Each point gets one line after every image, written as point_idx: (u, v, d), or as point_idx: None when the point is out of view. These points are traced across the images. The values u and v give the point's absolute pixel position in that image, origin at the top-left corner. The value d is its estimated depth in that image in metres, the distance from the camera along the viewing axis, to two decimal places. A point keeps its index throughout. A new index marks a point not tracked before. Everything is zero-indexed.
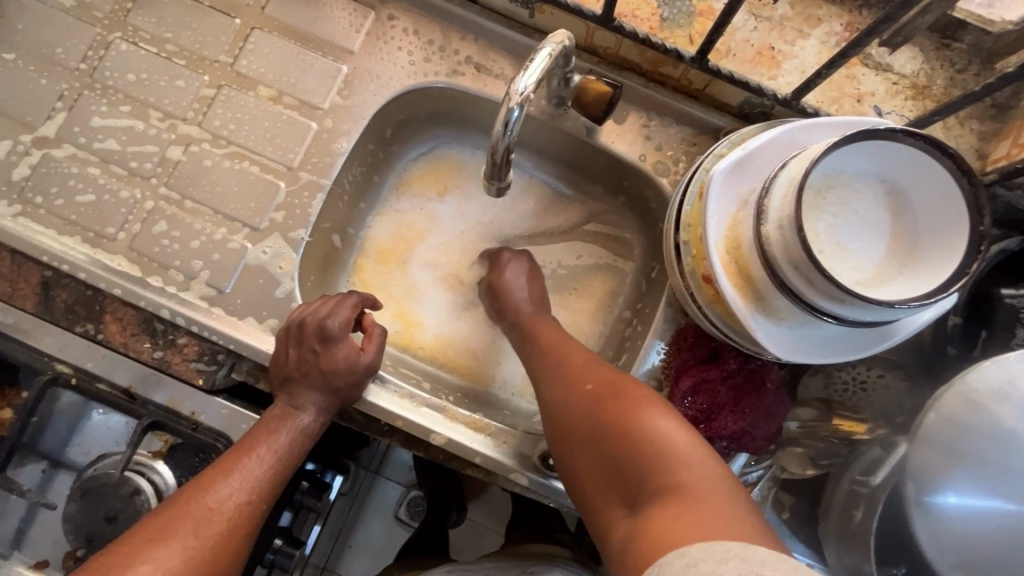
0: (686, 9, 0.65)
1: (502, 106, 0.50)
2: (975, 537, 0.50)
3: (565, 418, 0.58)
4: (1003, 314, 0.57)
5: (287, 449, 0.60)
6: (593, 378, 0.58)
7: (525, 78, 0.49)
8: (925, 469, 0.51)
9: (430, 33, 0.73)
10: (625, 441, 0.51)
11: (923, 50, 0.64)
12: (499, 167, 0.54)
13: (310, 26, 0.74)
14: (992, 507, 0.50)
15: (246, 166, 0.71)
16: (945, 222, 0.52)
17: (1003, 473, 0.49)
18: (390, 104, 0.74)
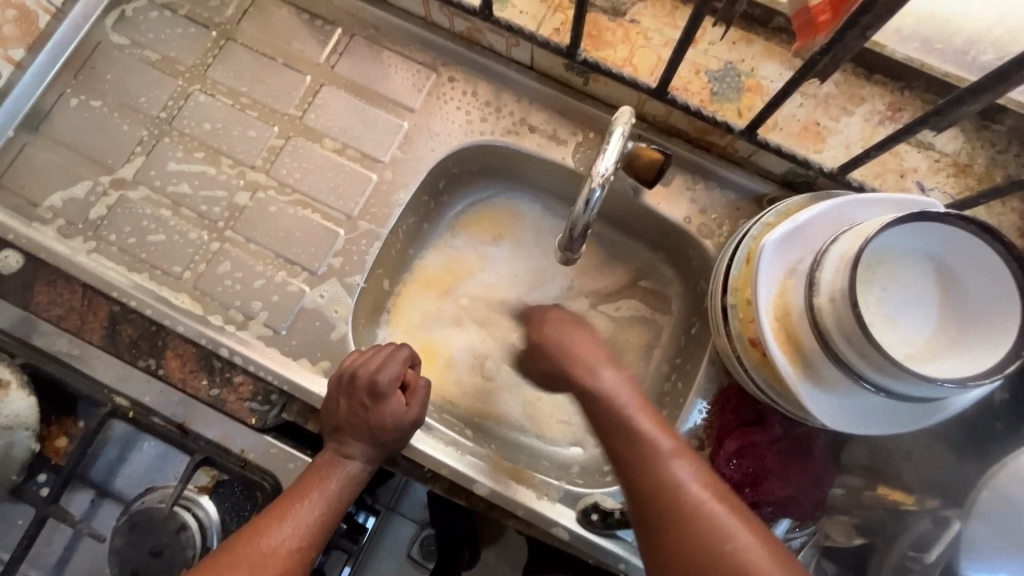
0: (735, 85, 0.69)
1: (584, 185, 0.54)
2: None
3: (664, 508, 0.49)
4: None
5: (338, 496, 0.61)
6: (698, 474, 0.51)
7: (604, 162, 0.54)
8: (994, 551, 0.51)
9: (488, 96, 0.78)
10: (743, 561, 0.45)
11: (964, 131, 0.67)
12: (575, 240, 0.58)
13: (376, 86, 0.78)
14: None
15: (308, 212, 0.75)
16: (996, 302, 0.53)
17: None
18: (446, 159, 0.78)
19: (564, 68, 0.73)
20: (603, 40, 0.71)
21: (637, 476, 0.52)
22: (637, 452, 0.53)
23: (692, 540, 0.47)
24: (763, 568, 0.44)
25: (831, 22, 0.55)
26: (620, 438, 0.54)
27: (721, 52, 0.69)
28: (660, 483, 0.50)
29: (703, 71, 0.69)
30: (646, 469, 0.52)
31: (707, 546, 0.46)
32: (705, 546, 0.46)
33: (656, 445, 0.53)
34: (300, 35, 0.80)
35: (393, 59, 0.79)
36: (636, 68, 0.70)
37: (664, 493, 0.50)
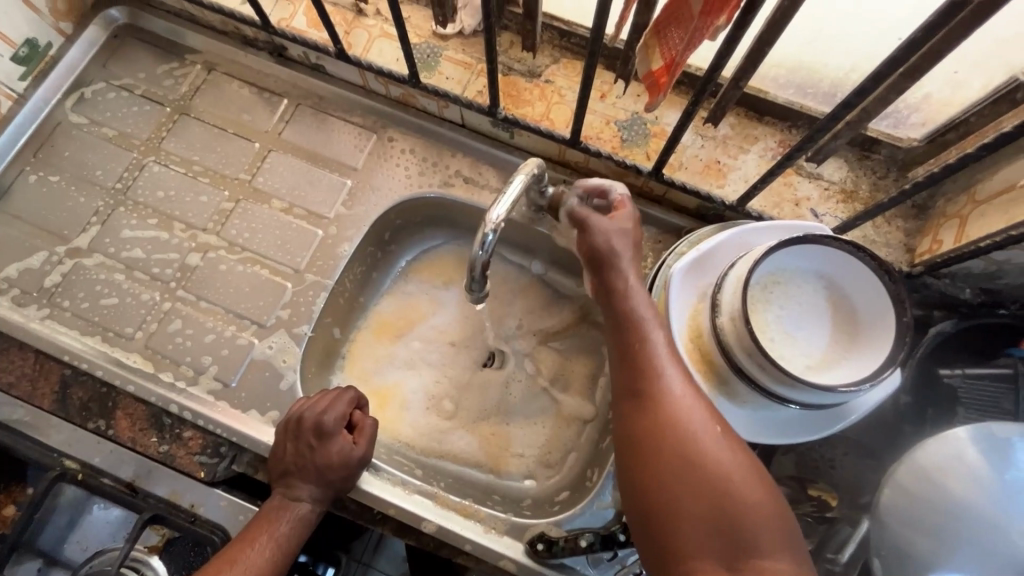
0: (642, 132, 0.77)
1: (480, 231, 0.59)
2: None
3: (661, 438, 0.52)
4: (945, 392, 0.65)
5: (288, 541, 0.63)
6: (707, 411, 0.53)
7: (499, 208, 0.59)
8: (907, 555, 0.54)
9: (425, 152, 0.84)
10: (732, 485, 0.49)
11: (847, 160, 0.74)
12: (479, 280, 0.62)
13: (320, 148, 0.84)
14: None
15: (257, 268, 0.79)
16: (877, 310, 0.59)
17: (981, 552, 0.51)
18: (388, 212, 0.84)
19: (491, 125, 0.80)
20: (521, 98, 0.78)
21: (645, 411, 0.54)
22: (653, 397, 0.54)
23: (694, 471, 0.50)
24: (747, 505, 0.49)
25: (671, 84, 0.53)
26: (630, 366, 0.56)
27: (627, 104, 0.77)
28: (673, 421, 0.52)
29: (613, 121, 0.77)
30: (662, 412, 0.53)
31: (708, 480, 0.49)
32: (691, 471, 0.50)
33: (668, 382, 0.55)
34: (249, 106, 0.86)
35: (336, 122, 0.86)
36: (553, 121, 0.78)
37: (659, 422, 0.53)
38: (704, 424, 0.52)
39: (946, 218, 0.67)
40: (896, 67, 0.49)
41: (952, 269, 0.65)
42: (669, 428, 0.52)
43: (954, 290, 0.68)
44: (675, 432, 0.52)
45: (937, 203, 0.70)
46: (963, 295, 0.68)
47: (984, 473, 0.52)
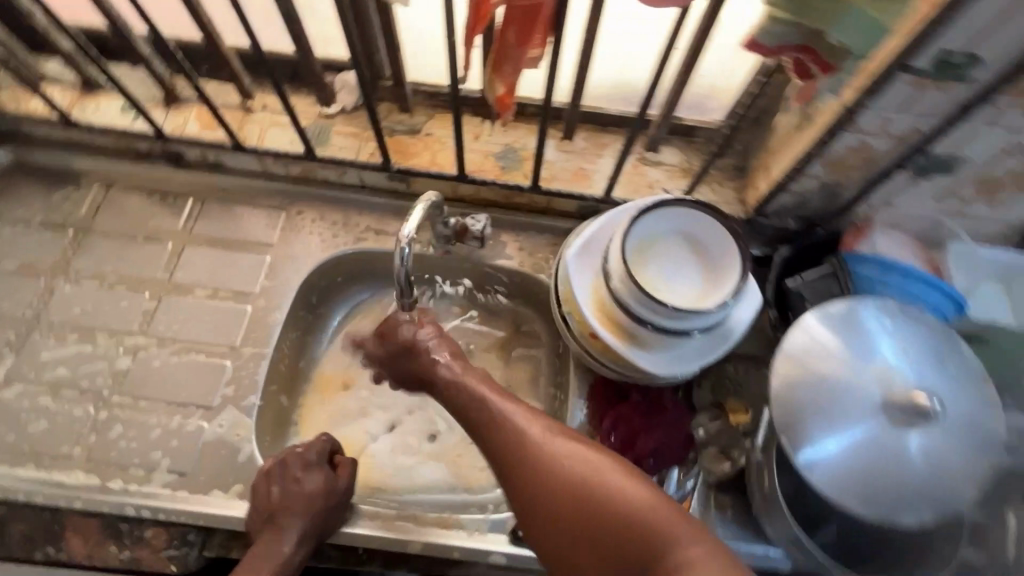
0: (516, 158, 0.91)
1: (395, 245, 0.67)
2: (856, 470, 0.63)
3: (534, 478, 0.60)
4: (793, 297, 0.80)
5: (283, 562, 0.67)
6: (560, 438, 0.62)
7: (406, 226, 0.67)
8: (803, 429, 0.65)
9: (334, 216, 0.93)
10: (627, 505, 0.55)
11: (678, 145, 0.92)
12: (406, 288, 0.71)
13: (234, 234, 0.90)
14: (873, 429, 0.64)
15: (192, 356, 0.81)
16: (722, 247, 0.75)
17: (859, 402, 0.64)
18: (311, 276, 0.90)
19: (388, 180, 0.91)
20: (409, 152, 0.90)
21: (514, 462, 0.61)
22: (515, 450, 0.62)
23: (592, 502, 0.56)
24: (646, 523, 0.54)
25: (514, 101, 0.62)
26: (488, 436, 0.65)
27: (498, 139, 0.92)
28: (537, 460, 0.60)
29: (490, 155, 0.91)
30: (536, 475, 0.60)
31: (582, 495, 0.57)
32: (564, 491, 0.58)
33: (524, 428, 0.64)
34: (154, 212, 0.91)
35: (244, 209, 0.92)
36: (440, 164, 0.89)
37: (527, 464, 0.61)
38: (563, 449, 0.61)
39: (758, 170, 0.86)
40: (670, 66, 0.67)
41: (773, 208, 0.86)
42: (536, 466, 0.60)
43: (779, 223, 0.88)
44: (542, 465, 0.60)
45: (751, 162, 0.88)
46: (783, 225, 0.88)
47: (833, 345, 0.67)
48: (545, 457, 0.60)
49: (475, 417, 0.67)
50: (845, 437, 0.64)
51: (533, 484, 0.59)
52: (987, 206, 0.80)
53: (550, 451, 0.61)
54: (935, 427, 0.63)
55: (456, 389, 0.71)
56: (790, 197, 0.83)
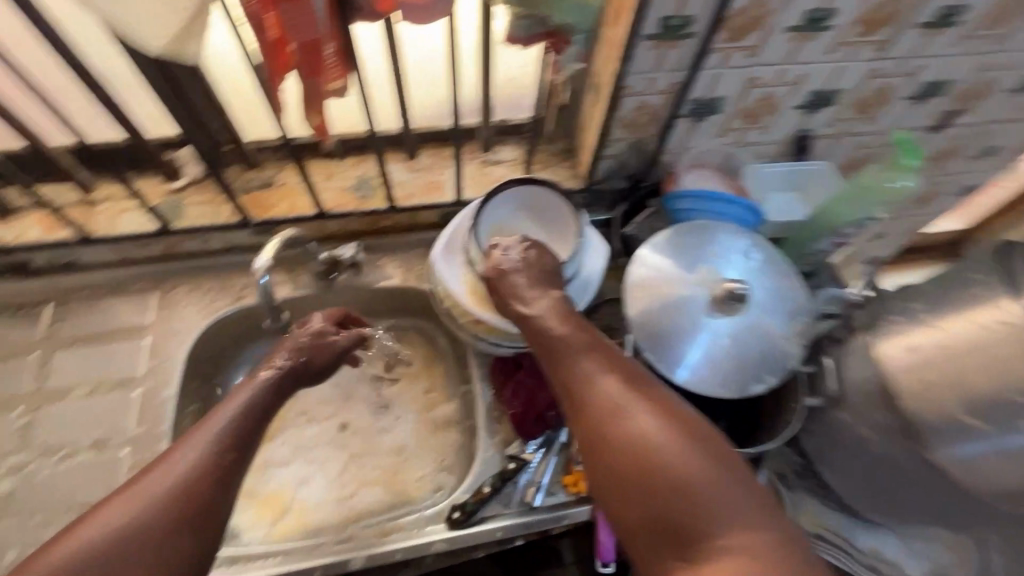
0: (370, 184, 0.97)
1: (254, 277, 0.72)
2: (705, 360, 0.75)
3: (578, 413, 0.60)
4: (633, 242, 0.95)
5: (207, 460, 0.57)
6: (626, 386, 0.59)
7: (261, 259, 0.73)
8: (657, 339, 0.76)
9: (207, 283, 0.94)
10: (673, 470, 0.53)
11: (512, 140, 1.03)
12: (276, 312, 0.74)
13: (105, 326, 0.89)
14: (712, 325, 0.76)
15: (84, 456, 0.79)
16: (556, 209, 0.85)
17: (696, 307, 0.76)
18: (196, 345, 0.90)
19: (254, 235, 0.94)
20: (268, 205, 0.94)
21: (568, 382, 0.62)
22: (565, 375, 0.63)
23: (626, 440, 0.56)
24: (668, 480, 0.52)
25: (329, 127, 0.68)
26: (550, 361, 0.66)
27: (349, 172, 0.97)
28: (589, 392, 0.60)
29: (346, 188, 0.96)
30: (583, 412, 0.60)
31: (630, 444, 0.55)
32: (612, 435, 0.56)
33: (582, 364, 0.63)
34: (11, 327, 0.88)
35: (111, 299, 0.91)
36: (299, 208, 0.94)
37: (566, 383, 0.62)
38: (626, 402, 0.58)
39: (581, 146, 0.99)
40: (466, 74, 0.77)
41: (600, 172, 0.98)
42: (583, 403, 0.60)
43: (610, 185, 1.02)
44: (589, 404, 0.59)
45: (575, 140, 1.01)
46: (612, 187, 1.02)
47: (663, 265, 0.79)
48: (593, 402, 0.59)
49: (544, 342, 0.68)
50: (689, 336, 0.76)
51: (574, 407, 0.61)
52: (759, 131, 0.97)
53: (595, 392, 0.60)
54: (753, 309, 0.77)
55: (515, 298, 0.73)
56: (610, 161, 0.96)
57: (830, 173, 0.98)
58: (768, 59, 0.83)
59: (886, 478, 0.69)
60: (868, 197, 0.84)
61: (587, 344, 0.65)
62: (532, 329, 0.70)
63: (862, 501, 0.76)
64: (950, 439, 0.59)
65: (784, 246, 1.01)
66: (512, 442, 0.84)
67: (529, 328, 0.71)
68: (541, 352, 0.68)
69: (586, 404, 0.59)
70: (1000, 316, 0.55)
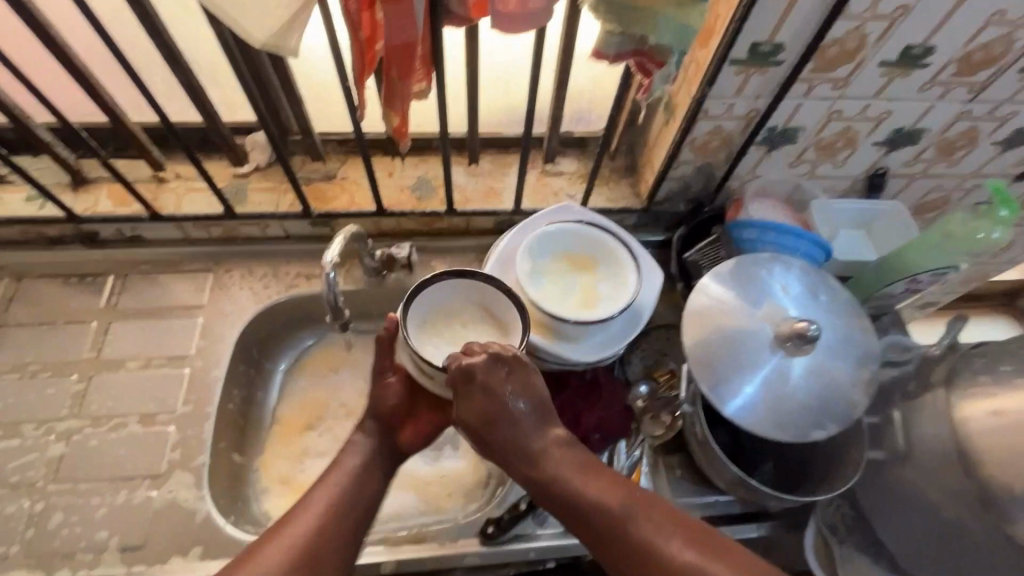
0: (430, 186, 0.97)
1: (321, 273, 0.68)
2: (765, 399, 0.72)
3: (588, 527, 0.62)
4: (690, 268, 0.92)
5: (328, 517, 0.64)
6: (607, 491, 0.63)
7: (328, 255, 0.69)
8: (716, 372, 0.73)
9: (262, 269, 0.95)
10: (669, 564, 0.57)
11: (574, 154, 1.02)
12: (335, 307, 0.71)
13: (161, 302, 0.91)
14: (775, 364, 0.73)
15: (131, 428, 0.80)
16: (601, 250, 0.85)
17: (759, 343, 0.74)
18: (247, 329, 0.91)
19: (311, 226, 0.95)
20: (328, 197, 0.94)
21: (564, 500, 0.64)
22: (561, 494, 0.64)
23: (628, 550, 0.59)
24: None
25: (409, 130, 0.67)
26: (537, 479, 0.66)
27: (410, 172, 0.98)
28: (584, 506, 0.63)
29: (405, 187, 0.96)
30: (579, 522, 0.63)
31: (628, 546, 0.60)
32: (619, 546, 0.60)
33: (565, 477, 0.65)
34: (73, 294, 0.90)
35: (169, 276, 0.93)
36: (359, 204, 0.94)
37: (566, 502, 0.64)
38: (614, 505, 0.62)
39: (644, 165, 0.97)
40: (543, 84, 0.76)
41: (662, 193, 0.96)
42: (583, 519, 0.63)
43: (669, 208, 1.00)
44: (588, 520, 0.62)
45: (639, 159, 0.99)
46: (671, 210, 1.00)
47: (726, 297, 0.77)
48: (592, 516, 0.62)
49: (518, 461, 0.67)
50: (749, 372, 0.73)
51: (582, 525, 0.63)
52: (832, 165, 0.94)
53: (589, 507, 0.62)
54: (819, 351, 0.74)
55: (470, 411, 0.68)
56: (674, 183, 0.94)
57: (905, 220, 0.94)
58: (855, 92, 0.80)
59: (950, 546, 0.65)
60: (949, 245, 0.80)
61: (563, 466, 0.65)
62: (506, 447, 0.67)
63: (919, 566, 0.71)
64: None
65: (848, 286, 0.97)
66: None
67: (498, 448, 0.68)
68: (530, 475, 0.66)
69: (587, 515, 0.62)
70: None
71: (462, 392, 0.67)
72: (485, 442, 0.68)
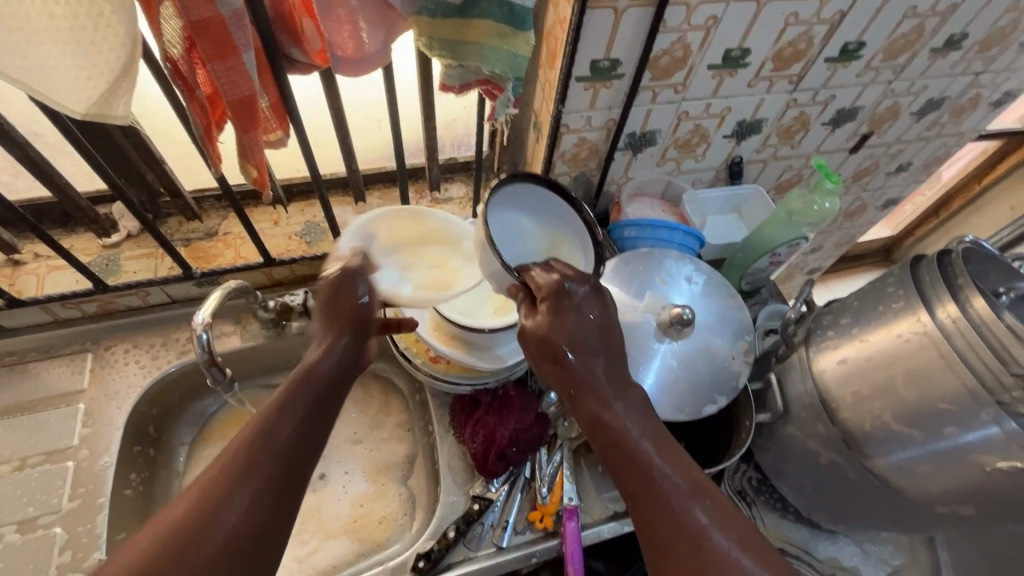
0: (319, 229, 0.96)
1: (193, 336, 0.66)
2: (662, 384, 0.77)
3: (635, 491, 0.57)
4: None
5: (227, 492, 0.50)
6: (676, 467, 0.58)
7: (199, 313, 0.67)
8: None
9: (149, 340, 0.90)
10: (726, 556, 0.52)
11: (460, 181, 1.05)
12: (215, 370, 0.70)
13: (33, 394, 0.83)
14: (662, 350, 0.78)
15: (9, 539, 0.73)
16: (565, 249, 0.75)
17: (645, 333, 0.78)
18: (138, 405, 0.85)
19: (197, 287, 0.91)
20: (210, 255, 0.91)
21: (621, 455, 0.59)
22: (618, 454, 0.60)
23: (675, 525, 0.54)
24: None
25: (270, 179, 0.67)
26: (605, 425, 0.61)
27: (297, 218, 0.97)
28: (644, 469, 0.58)
29: (293, 234, 0.95)
30: (632, 482, 0.58)
31: (682, 527, 0.54)
32: (669, 519, 0.55)
33: (637, 437, 0.60)
34: None
35: (40, 364, 0.86)
36: (246, 257, 0.92)
37: (621, 459, 0.59)
38: (677, 486, 0.57)
39: None
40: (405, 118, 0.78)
41: None
42: (639, 480, 0.58)
43: None
44: (643, 487, 0.57)
45: None
46: None
47: (614, 294, 0.81)
48: (646, 485, 0.57)
49: (595, 397, 0.63)
50: (644, 361, 0.77)
51: (632, 485, 0.58)
52: (694, 160, 1.03)
53: (648, 476, 0.57)
54: (700, 331, 0.80)
55: (552, 335, 0.63)
56: None
57: (764, 197, 1.02)
58: (694, 94, 0.88)
59: (836, 488, 0.72)
60: (796, 220, 0.90)
61: (643, 422, 0.62)
62: (573, 391, 0.63)
63: (816, 512, 0.78)
64: (885, 447, 0.62)
65: (726, 267, 1.06)
66: (475, 481, 0.83)
67: (566, 383, 0.64)
68: (588, 423, 0.62)
69: (643, 479, 0.57)
70: (917, 327, 0.58)
71: (554, 307, 0.63)
72: (558, 367, 0.64)
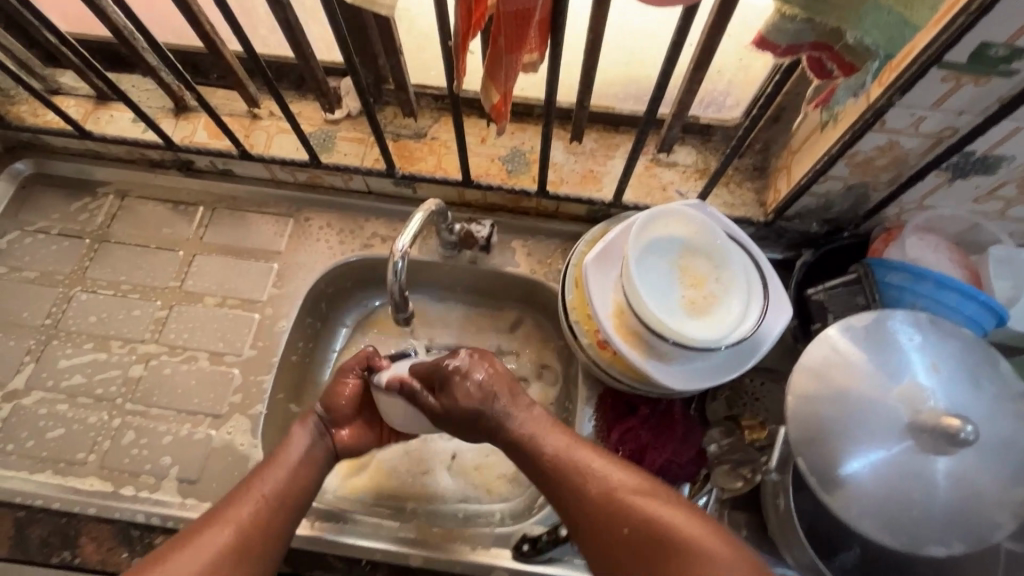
0: (524, 160, 0.87)
1: (388, 261, 0.64)
2: (880, 494, 0.59)
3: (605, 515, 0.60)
4: (813, 307, 0.78)
5: (247, 506, 0.62)
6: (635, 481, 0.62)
7: (401, 239, 0.65)
8: (823, 446, 0.60)
9: (341, 224, 0.92)
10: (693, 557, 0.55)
11: (695, 146, 0.87)
12: (400, 303, 0.68)
13: (240, 242, 0.91)
14: (900, 453, 0.59)
15: (200, 364, 0.83)
16: (674, 284, 0.72)
17: (882, 423, 0.59)
18: (318, 281, 0.89)
19: (394, 185, 0.90)
20: (414, 156, 0.88)
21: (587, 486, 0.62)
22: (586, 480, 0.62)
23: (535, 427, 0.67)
24: (608, 472, 0.62)
25: (510, 109, 0.58)
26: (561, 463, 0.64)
27: (505, 141, 0.88)
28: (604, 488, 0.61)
29: (497, 158, 0.87)
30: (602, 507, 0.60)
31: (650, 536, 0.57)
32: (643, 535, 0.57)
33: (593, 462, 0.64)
34: (165, 221, 0.92)
35: (252, 216, 0.92)
36: (446, 168, 0.87)
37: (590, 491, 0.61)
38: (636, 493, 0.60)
39: (779, 170, 0.81)
40: (674, 64, 0.62)
41: (795, 210, 0.80)
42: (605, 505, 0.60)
43: (804, 228, 0.83)
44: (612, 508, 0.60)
45: (772, 163, 0.83)
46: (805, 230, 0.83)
47: (856, 356, 0.62)
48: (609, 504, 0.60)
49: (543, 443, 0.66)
50: (868, 458, 0.59)
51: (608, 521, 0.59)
52: None
53: (614, 502, 0.60)
54: (967, 451, 0.59)
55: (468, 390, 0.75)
56: (813, 199, 0.78)
57: None
58: None
59: None
60: None
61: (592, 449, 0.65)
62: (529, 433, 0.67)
63: None
64: None
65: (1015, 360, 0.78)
66: None
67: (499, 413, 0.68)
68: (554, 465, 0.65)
69: (608, 502, 0.60)
70: None
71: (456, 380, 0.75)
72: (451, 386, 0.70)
